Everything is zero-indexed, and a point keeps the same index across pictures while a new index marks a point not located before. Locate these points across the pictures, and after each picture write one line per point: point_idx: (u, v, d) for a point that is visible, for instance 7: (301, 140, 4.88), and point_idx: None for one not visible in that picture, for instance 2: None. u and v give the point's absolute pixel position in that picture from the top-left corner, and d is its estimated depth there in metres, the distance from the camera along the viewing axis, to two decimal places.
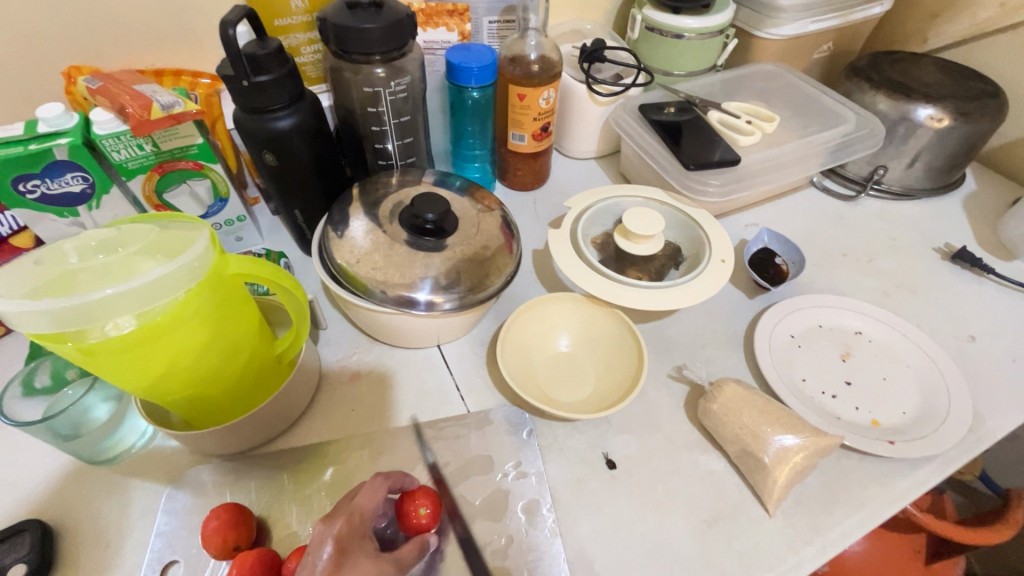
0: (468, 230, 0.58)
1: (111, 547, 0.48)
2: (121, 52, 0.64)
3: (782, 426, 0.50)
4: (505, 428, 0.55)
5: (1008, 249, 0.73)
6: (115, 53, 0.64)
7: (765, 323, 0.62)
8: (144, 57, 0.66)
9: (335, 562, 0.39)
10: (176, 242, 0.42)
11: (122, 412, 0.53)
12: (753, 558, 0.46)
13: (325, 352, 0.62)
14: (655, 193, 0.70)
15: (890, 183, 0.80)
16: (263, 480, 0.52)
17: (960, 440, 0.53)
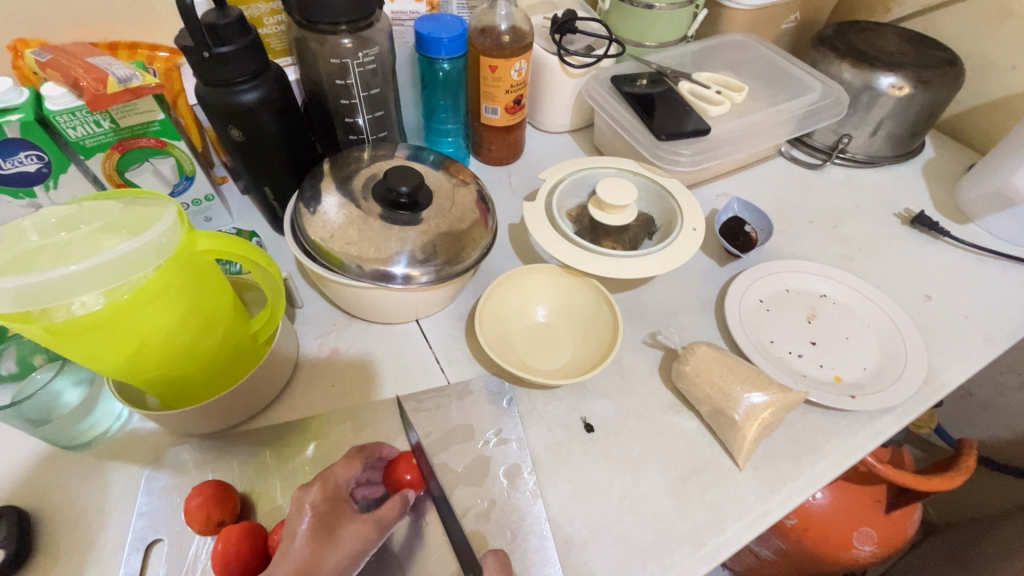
0: (443, 204, 0.58)
1: (91, 529, 0.47)
2: (71, 24, 0.61)
3: (751, 384, 0.52)
4: (485, 397, 0.56)
5: (963, 212, 0.77)
6: (64, 25, 0.61)
7: (735, 289, 0.64)
8: (96, 29, 0.63)
9: (315, 526, 0.40)
10: (142, 219, 0.41)
11: (95, 396, 0.52)
12: (724, 508, 0.48)
13: (302, 331, 0.62)
14: (628, 165, 0.71)
15: (854, 151, 0.83)
16: (245, 458, 0.52)
17: (915, 391, 0.56)
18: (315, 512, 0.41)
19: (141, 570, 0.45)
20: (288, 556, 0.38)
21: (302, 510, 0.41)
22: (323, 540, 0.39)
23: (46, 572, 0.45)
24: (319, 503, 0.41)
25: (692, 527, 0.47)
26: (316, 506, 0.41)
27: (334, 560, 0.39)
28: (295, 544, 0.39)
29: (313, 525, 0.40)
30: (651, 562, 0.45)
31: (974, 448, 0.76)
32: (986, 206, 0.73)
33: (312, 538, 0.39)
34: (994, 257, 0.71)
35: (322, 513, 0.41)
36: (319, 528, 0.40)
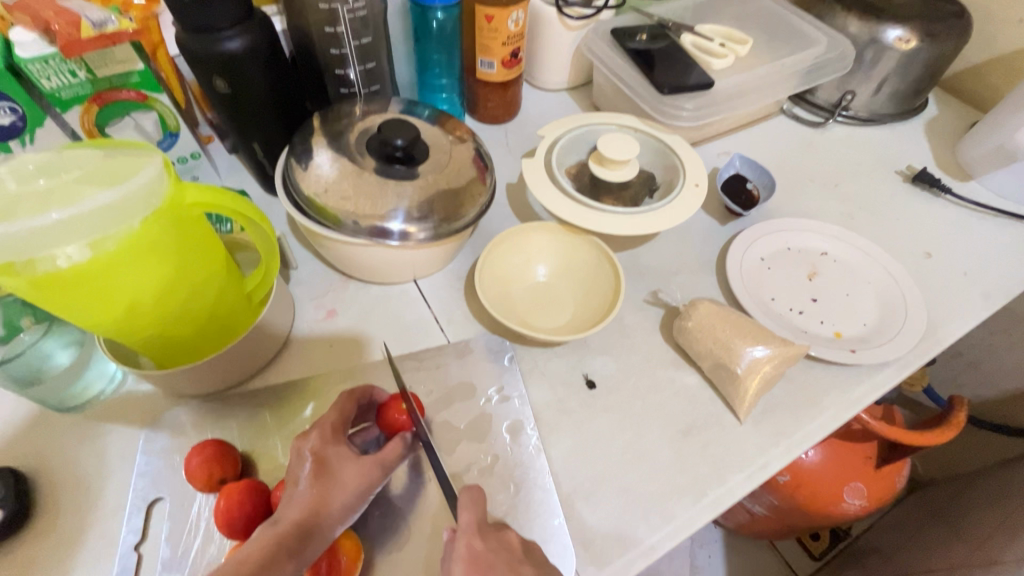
0: (440, 160, 0.57)
1: (90, 489, 0.47)
2: None
3: (753, 339, 0.51)
4: (485, 356, 0.55)
5: (965, 170, 0.76)
6: None
7: (737, 247, 0.64)
8: None
9: (318, 469, 0.43)
10: (125, 169, 0.38)
11: (86, 357, 0.50)
12: (725, 460, 0.49)
13: (298, 292, 0.61)
14: (629, 121, 0.69)
15: (857, 109, 0.81)
16: (244, 419, 0.51)
17: (914, 345, 0.56)
18: (318, 455, 0.43)
19: (144, 528, 0.45)
20: (296, 497, 0.41)
21: (304, 455, 0.44)
22: (329, 480, 0.42)
23: (48, 532, 0.45)
24: (320, 448, 0.44)
25: (693, 478, 0.48)
26: (317, 450, 0.44)
27: (342, 497, 0.42)
28: (301, 486, 0.42)
29: (318, 467, 0.43)
30: (654, 512, 0.46)
31: (964, 404, 0.77)
32: (988, 163, 0.73)
33: (318, 478, 0.42)
34: (994, 214, 0.71)
35: (324, 456, 0.44)
36: (321, 471, 0.43)
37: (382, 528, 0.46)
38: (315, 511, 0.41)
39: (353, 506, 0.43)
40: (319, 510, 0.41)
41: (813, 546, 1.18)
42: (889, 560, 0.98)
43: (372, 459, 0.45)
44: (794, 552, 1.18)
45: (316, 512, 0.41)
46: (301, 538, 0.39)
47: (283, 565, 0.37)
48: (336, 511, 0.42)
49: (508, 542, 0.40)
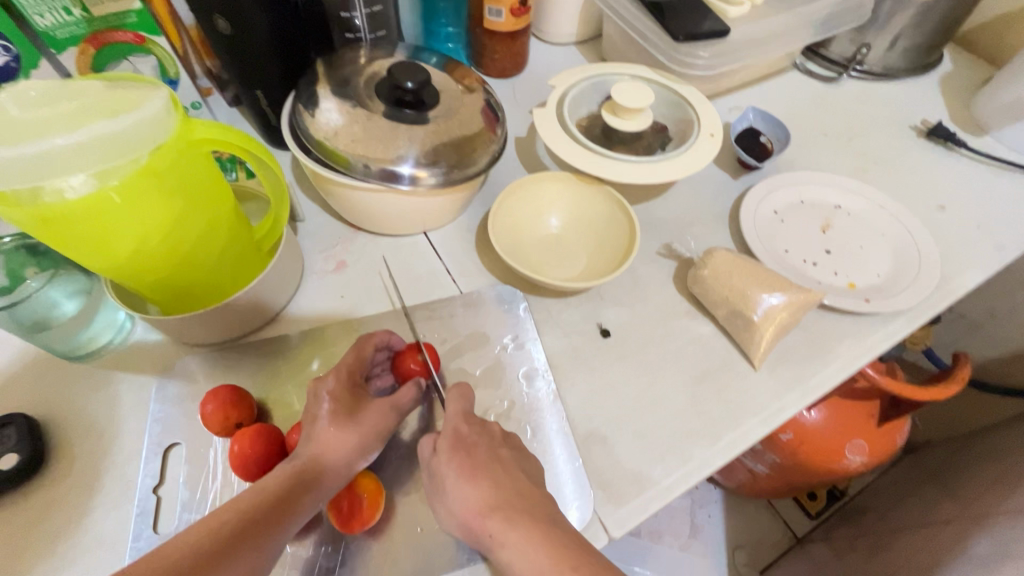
0: (451, 106, 0.55)
1: (104, 436, 0.46)
2: None
3: (770, 287, 0.51)
4: (493, 305, 0.55)
5: (979, 125, 0.75)
6: None
7: (750, 200, 0.63)
8: None
9: (335, 410, 0.43)
10: (127, 100, 0.37)
11: (92, 306, 0.49)
12: (740, 405, 0.49)
13: (306, 244, 0.59)
14: (642, 72, 0.67)
15: (872, 63, 0.79)
16: (255, 368, 0.51)
17: (928, 295, 0.56)
18: (334, 397, 0.43)
19: (161, 472, 0.45)
20: (313, 436, 0.42)
21: (321, 396, 0.44)
22: (344, 421, 0.42)
23: (63, 476, 0.44)
24: (336, 390, 0.44)
25: (709, 422, 0.48)
26: (333, 392, 0.44)
27: (358, 439, 0.42)
28: (318, 425, 0.42)
29: (334, 408, 0.43)
30: (671, 454, 0.46)
31: (968, 360, 0.78)
32: (1003, 117, 0.72)
33: (334, 419, 0.42)
34: (1008, 168, 0.70)
35: (340, 398, 0.43)
36: (337, 412, 0.43)
37: (400, 471, 0.47)
38: (330, 450, 0.41)
39: (367, 448, 0.43)
40: (334, 449, 0.41)
41: (811, 506, 1.20)
42: (886, 516, 1.00)
43: (386, 403, 0.45)
44: (791, 512, 1.20)
45: (331, 451, 0.41)
46: (316, 474, 0.40)
47: (300, 498, 0.39)
48: (351, 452, 0.42)
49: (490, 431, 0.43)
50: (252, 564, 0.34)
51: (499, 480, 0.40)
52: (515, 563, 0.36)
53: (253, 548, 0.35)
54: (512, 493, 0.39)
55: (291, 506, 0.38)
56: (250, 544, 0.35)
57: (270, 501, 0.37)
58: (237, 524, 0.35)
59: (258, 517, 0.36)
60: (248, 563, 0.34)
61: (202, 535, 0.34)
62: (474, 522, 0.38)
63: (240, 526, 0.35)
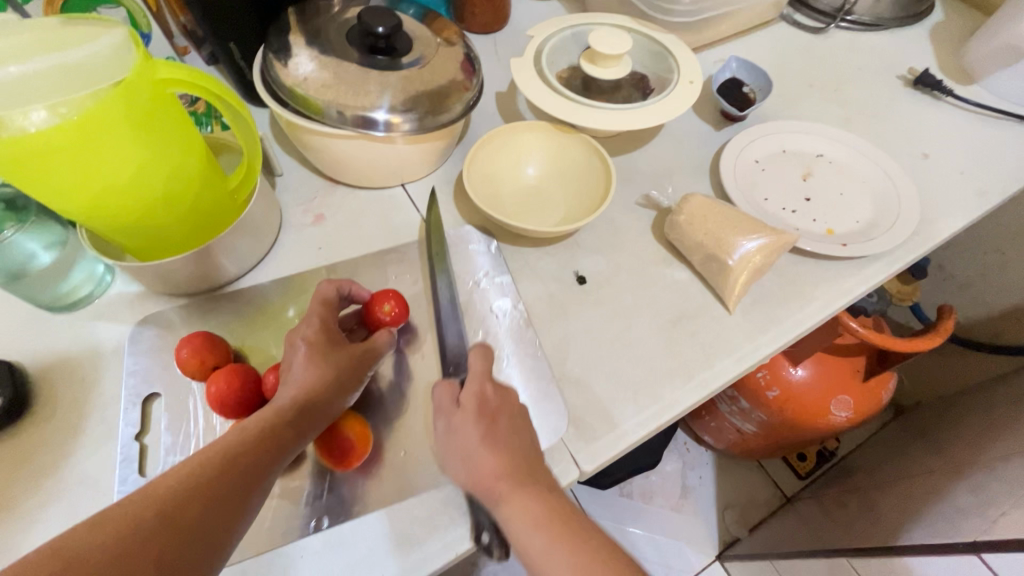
0: (426, 54, 0.54)
1: (87, 381, 0.47)
2: None
3: (745, 231, 0.51)
4: (467, 246, 0.56)
5: (968, 73, 0.74)
6: None
7: (731, 149, 0.62)
8: None
9: (312, 354, 0.43)
10: (82, 36, 0.36)
11: (69, 258, 0.49)
12: (714, 346, 0.50)
13: (285, 198, 0.59)
14: (623, 21, 0.66)
15: (861, 13, 0.78)
16: (233, 318, 0.51)
17: (906, 239, 0.56)
18: (309, 343, 0.44)
19: (142, 420, 0.46)
20: (292, 378, 0.42)
21: (296, 343, 0.44)
22: (320, 363, 0.43)
23: (47, 421, 0.45)
24: (312, 335, 0.44)
25: (682, 362, 0.49)
26: (309, 339, 0.44)
27: (338, 381, 0.43)
28: (296, 369, 0.42)
29: (311, 351, 0.43)
30: (643, 393, 0.47)
31: (953, 312, 0.78)
32: (992, 63, 0.70)
33: (310, 362, 0.43)
34: (995, 116, 0.69)
35: (315, 343, 0.44)
36: (315, 354, 0.43)
37: (377, 414, 0.47)
38: (311, 390, 0.41)
39: (346, 387, 0.43)
40: (315, 389, 0.41)
41: (800, 466, 1.22)
42: (872, 472, 1.01)
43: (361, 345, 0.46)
44: (781, 472, 1.22)
45: (312, 391, 0.41)
46: (300, 414, 0.40)
47: (285, 436, 0.39)
48: (332, 392, 0.42)
49: (513, 398, 0.43)
50: (242, 501, 0.34)
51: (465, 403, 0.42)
52: (513, 521, 0.37)
53: (242, 481, 0.35)
54: (524, 462, 0.39)
55: (277, 444, 0.38)
56: (238, 479, 0.35)
57: (255, 439, 0.37)
58: (223, 459, 0.35)
59: (244, 453, 0.36)
60: (238, 496, 0.34)
61: (188, 468, 0.34)
62: (485, 483, 0.38)
63: (226, 463, 0.35)
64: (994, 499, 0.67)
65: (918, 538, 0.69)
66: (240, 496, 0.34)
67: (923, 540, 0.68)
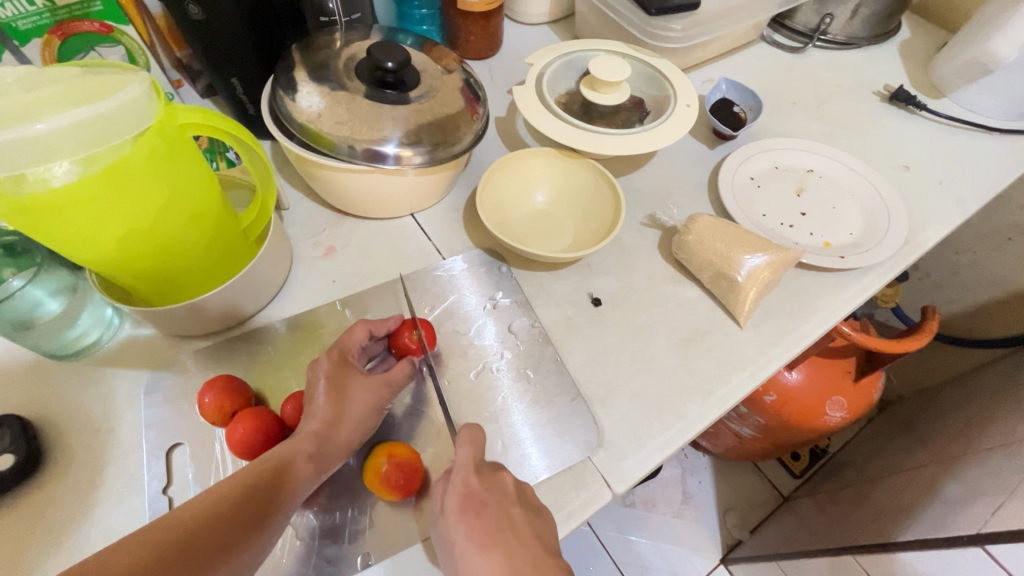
0: (432, 86, 0.55)
1: (102, 432, 0.46)
2: None
3: (750, 248, 0.53)
4: (480, 269, 0.57)
5: (937, 88, 0.79)
6: None
7: (727, 167, 0.65)
8: None
9: (331, 388, 0.44)
10: (104, 85, 0.36)
11: (79, 303, 0.48)
12: (729, 361, 0.51)
13: (293, 231, 0.59)
14: (618, 47, 0.68)
15: (835, 33, 0.82)
16: (249, 357, 0.51)
17: (898, 250, 0.59)
18: (329, 376, 0.44)
19: (164, 469, 0.45)
20: (312, 412, 0.43)
21: (317, 377, 0.44)
22: (340, 397, 0.43)
23: (63, 476, 0.44)
24: (330, 369, 0.45)
25: (700, 379, 0.50)
26: (327, 373, 0.45)
27: (354, 413, 0.44)
28: (315, 406, 0.43)
29: (330, 385, 0.44)
30: (666, 412, 0.48)
31: (936, 312, 0.82)
32: (959, 78, 0.75)
33: (331, 396, 0.43)
34: (966, 127, 0.74)
35: (335, 377, 0.44)
36: (335, 388, 0.44)
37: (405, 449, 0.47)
38: (330, 424, 0.42)
39: (364, 421, 0.44)
40: (333, 423, 0.42)
41: (795, 466, 1.25)
42: (863, 468, 1.05)
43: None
44: (778, 473, 1.25)
45: (329, 425, 0.42)
46: (318, 447, 0.41)
47: (304, 468, 0.39)
48: (348, 427, 0.43)
49: (503, 486, 0.40)
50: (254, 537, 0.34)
51: (489, 480, 0.41)
52: None
53: (255, 514, 0.35)
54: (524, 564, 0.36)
55: (297, 476, 0.39)
56: (254, 509, 0.35)
57: (273, 472, 0.38)
58: (241, 490, 0.35)
59: (261, 485, 0.37)
60: (250, 528, 0.34)
61: (206, 497, 0.34)
62: None
63: (246, 495, 0.35)
64: (984, 490, 0.70)
65: (920, 533, 0.71)
66: (253, 527, 0.35)
67: (923, 534, 0.70)
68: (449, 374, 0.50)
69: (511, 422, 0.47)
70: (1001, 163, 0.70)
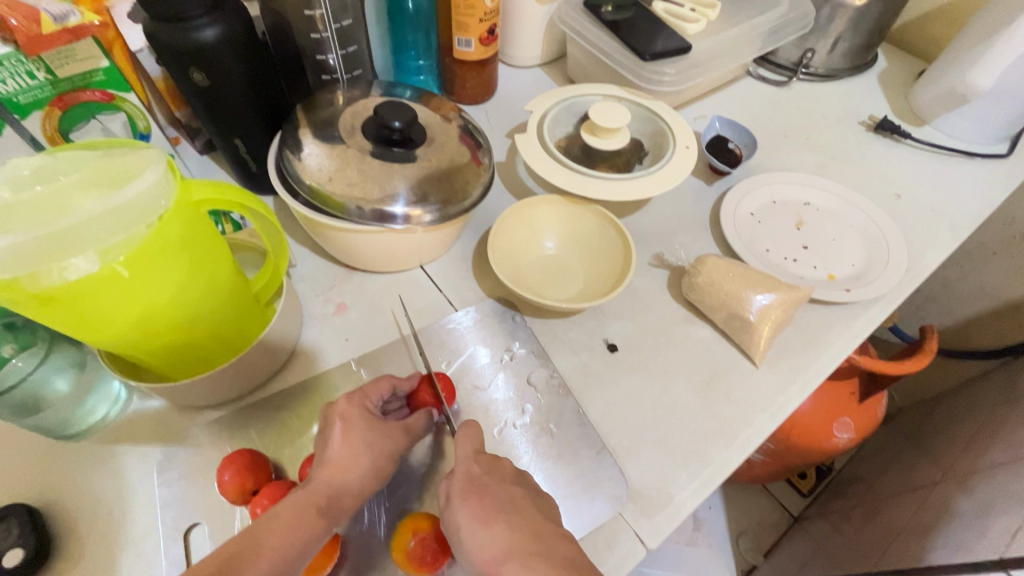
0: (437, 140, 0.55)
1: (114, 515, 0.44)
2: None
3: (760, 288, 0.54)
4: (493, 319, 0.57)
5: (918, 116, 0.82)
6: None
7: (728, 203, 0.66)
8: None
9: (346, 432, 0.42)
10: (123, 170, 0.36)
11: (87, 381, 0.47)
12: (749, 402, 0.52)
13: (301, 289, 0.59)
14: (613, 90, 0.70)
15: (817, 66, 0.85)
16: (264, 424, 0.49)
17: (900, 280, 0.61)
18: (345, 420, 0.43)
19: (183, 553, 0.43)
20: (325, 459, 0.41)
21: (333, 419, 0.43)
22: (356, 447, 0.42)
23: (74, 566, 0.42)
24: (347, 410, 0.43)
25: (721, 423, 0.50)
26: (345, 416, 0.43)
27: (369, 460, 0.42)
28: (326, 456, 0.41)
29: (345, 429, 0.42)
30: (692, 458, 0.48)
31: (935, 331, 0.84)
32: (939, 107, 0.78)
33: (344, 443, 0.41)
34: (950, 154, 0.76)
35: (351, 424, 0.42)
36: (351, 435, 0.42)
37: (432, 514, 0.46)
38: (343, 472, 0.40)
39: (379, 470, 0.42)
40: (346, 471, 0.41)
41: (802, 485, 1.25)
42: (872, 486, 1.05)
43: (399, 429, 0.45)
44: (786, 493, 1.25)
45: (342, 473, 0.40)
46: (329, 499, 0.39)
47: (313, 521, 0.38)
48: (362, 479, 0.41)
49: None
50: None
51: None
52: None
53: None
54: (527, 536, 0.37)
55: (307, 531, 0.37)
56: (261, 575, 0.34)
57: (284, 535, 0.36)
58: (244, 553, 0.34)
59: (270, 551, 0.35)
60: None
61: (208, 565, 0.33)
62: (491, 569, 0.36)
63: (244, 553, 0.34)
64: (998, 510, 0.70)
65: (945, 558, 0.70)
66: None
67: (949, 559, 0.70)
68: None
69: (536, 480, 0.47)
70: (987, 187, 0.73)
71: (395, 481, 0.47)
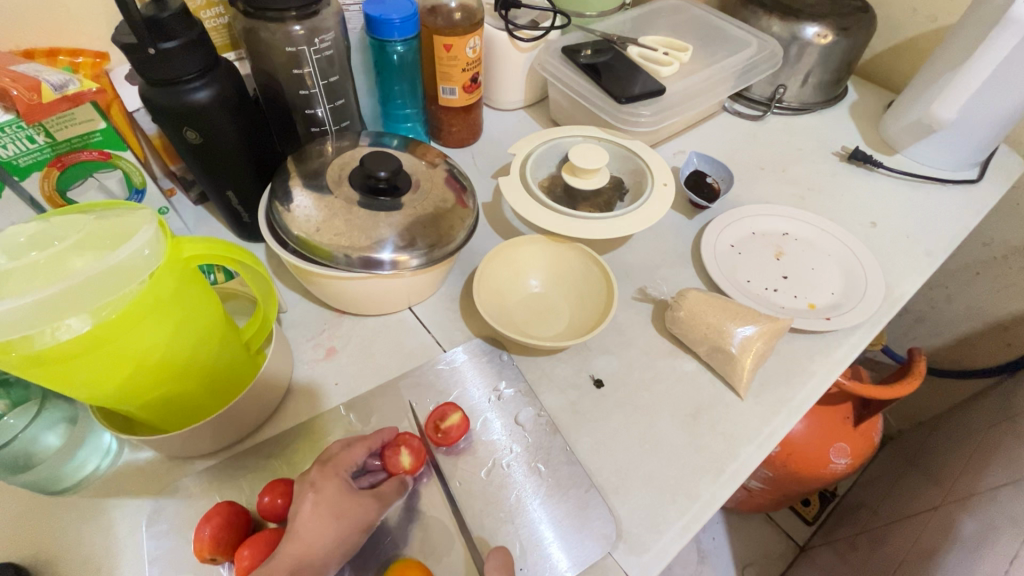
0: (423, 186, 0.57)
1: (102, 571, 0.44)
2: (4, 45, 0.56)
3: (741, 319, 0.55)
4: (482, 359, 0.58)
5: (889, 145, 0.85)
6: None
7: (707, 237, 0.68)
8: (29, 35, 0.57)
9: (320, 501, 0.41)
10: (116, 232, 0.37)
11: (78, 434, 0.47)
12: (735, 434, 0.52)
13: (293, 335, 0.60)
14: (593, 131, 0.73)
15: (790, 100, 0.88)
16: (254, 473, 0.50)
17: (879, 306, 0.62)
18: (317, 489, 0.41)
19: None
20: (301, 522, 0.40)
21: (305, 490, 0.42)
22: (342, 497, 0.42)
23: None
24: (320, 480, 0.42)
25: (710, 457, 0.51)
26: (317, 489, 0.41)
27: (336, 533, 0.40)
28: (301, 515, 0.40)
29: (317, 503, 0.41)
30: (679, 495, 0.48)
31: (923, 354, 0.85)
32: (909, 137, 0.81)
33: (324, 505, 0.41)
34: (922, 181, 0.79)
35: (324, 490, 0.42)
36: (326, 500, 0.41)
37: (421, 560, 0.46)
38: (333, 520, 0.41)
39: (347, 541, 0.41)
40: (316, 544, 0.39)
41: (806, 512, 1.23)
42: (876, 512, 1.03)
43: None
44: (790, 521, 1.23)
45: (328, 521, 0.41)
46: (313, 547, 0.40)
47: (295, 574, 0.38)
48: (334, 548, 0.40)
49: None
50: None
51: None
52: None
53: None
54: None
55: None
56: None
57: None
58: None
59: None
60: None
61: None
62: None
63: None
64: (1003, 534, 0.69)
65: None
66: None
67: None
68: (460, 473, 0.49)
69: (527, 521, 0.47)
70: (959, 212, 0.75)
71: (383, 526, 0.47)
